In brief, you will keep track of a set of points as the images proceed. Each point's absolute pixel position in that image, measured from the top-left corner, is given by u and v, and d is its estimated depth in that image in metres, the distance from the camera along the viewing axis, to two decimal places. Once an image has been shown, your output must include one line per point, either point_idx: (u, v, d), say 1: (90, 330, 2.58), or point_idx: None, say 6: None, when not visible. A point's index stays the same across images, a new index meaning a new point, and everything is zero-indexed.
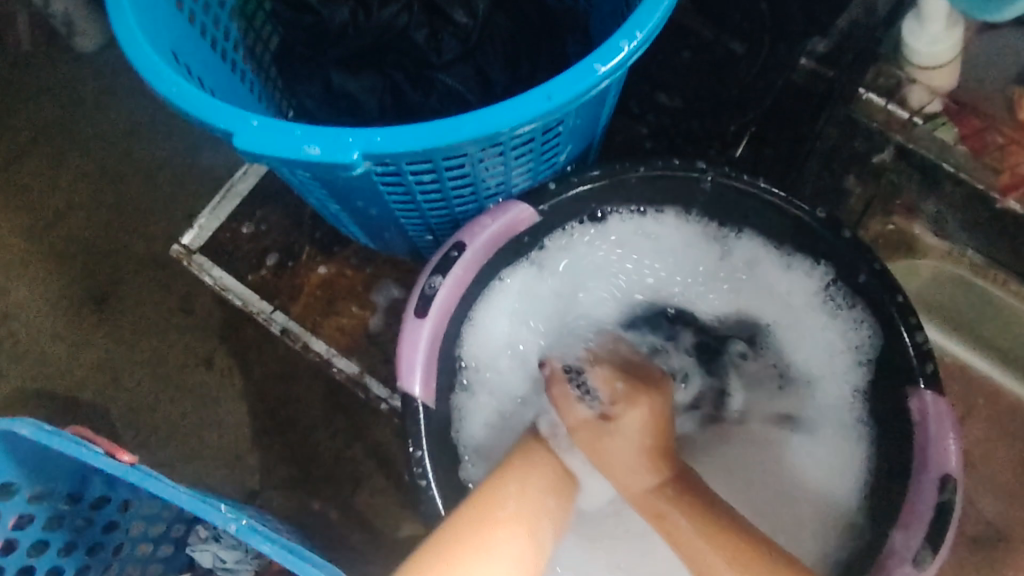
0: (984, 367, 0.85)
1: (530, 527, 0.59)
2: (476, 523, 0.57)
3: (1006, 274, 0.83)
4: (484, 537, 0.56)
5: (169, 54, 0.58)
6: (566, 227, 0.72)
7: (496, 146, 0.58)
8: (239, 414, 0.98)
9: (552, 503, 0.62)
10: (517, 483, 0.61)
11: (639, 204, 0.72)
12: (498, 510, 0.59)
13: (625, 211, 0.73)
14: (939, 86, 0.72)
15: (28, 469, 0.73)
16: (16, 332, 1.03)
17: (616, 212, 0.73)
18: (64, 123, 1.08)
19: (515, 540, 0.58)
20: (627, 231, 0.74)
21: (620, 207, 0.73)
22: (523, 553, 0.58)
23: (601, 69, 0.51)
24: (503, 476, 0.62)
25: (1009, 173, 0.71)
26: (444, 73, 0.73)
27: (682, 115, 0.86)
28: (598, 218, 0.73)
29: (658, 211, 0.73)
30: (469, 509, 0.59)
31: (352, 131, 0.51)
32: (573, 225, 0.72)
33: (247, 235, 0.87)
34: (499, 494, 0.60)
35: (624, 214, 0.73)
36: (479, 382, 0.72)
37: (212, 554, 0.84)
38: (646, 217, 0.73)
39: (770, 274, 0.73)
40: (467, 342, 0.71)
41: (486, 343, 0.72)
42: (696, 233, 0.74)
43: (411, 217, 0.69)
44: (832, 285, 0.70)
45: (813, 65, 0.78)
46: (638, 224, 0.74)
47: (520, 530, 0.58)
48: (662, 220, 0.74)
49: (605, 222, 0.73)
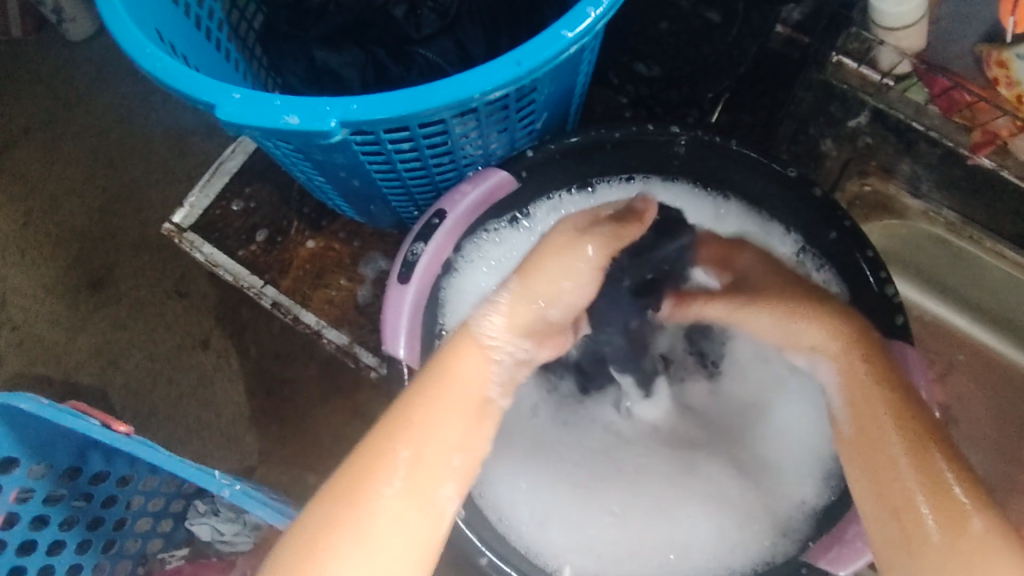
0: (962, 325, 0.88)
1: (419, 494, 0.51)
2: (356, 497, 0.49)
3: (980, 231, 0.83)
4: (358, 518, 0.48)
5: (153, 32, 0.59)
6: (554, 195, 0.73)
7: (470, 113, 0.59)
8: (236, 392, 1.00)
9: (457, 458, 0.53)
10: (410, 441, 0.52)
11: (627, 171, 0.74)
12: (385, 478, 0.50)
13: (615, 179, 0.74)
14: (907, 47, 0.72)
15: (28, 446, 0.75)
16: (14, 318, 1.04)
17: (605, 180, 0.74)
18: (56, 111, 1.09)
19: (406, 510, 0.50)
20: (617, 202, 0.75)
21: (608, 177, 0.74)
22: (413, 530, 0.50)
23: (568, 35, 0.53)
24: (382, 458, 0.51)
25: (980, 131, 0.72)
26: (423, 48, 0.75)
27: (661, 84, 0.87)
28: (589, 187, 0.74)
29: (646, 177, 0.74)
30: (351, 475, 0.50)
31: (329, 100, 0.53)
32: (563, 193, 0.73)
33: (237, 212, 0.88)
34: (385, 453, 0.51)
35: (613, 181, 0.74)
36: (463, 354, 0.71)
37: (211, 527, 0.88)
38: (635, 184, 0.74)
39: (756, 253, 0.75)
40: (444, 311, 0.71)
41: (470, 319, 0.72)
42: (686, 202, 0.75)
43: (393, 188, 0.70)
44: (805, 250, 0.72)
45: (788, 32, 0.84)
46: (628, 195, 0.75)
47: (411, 500, 0.50)
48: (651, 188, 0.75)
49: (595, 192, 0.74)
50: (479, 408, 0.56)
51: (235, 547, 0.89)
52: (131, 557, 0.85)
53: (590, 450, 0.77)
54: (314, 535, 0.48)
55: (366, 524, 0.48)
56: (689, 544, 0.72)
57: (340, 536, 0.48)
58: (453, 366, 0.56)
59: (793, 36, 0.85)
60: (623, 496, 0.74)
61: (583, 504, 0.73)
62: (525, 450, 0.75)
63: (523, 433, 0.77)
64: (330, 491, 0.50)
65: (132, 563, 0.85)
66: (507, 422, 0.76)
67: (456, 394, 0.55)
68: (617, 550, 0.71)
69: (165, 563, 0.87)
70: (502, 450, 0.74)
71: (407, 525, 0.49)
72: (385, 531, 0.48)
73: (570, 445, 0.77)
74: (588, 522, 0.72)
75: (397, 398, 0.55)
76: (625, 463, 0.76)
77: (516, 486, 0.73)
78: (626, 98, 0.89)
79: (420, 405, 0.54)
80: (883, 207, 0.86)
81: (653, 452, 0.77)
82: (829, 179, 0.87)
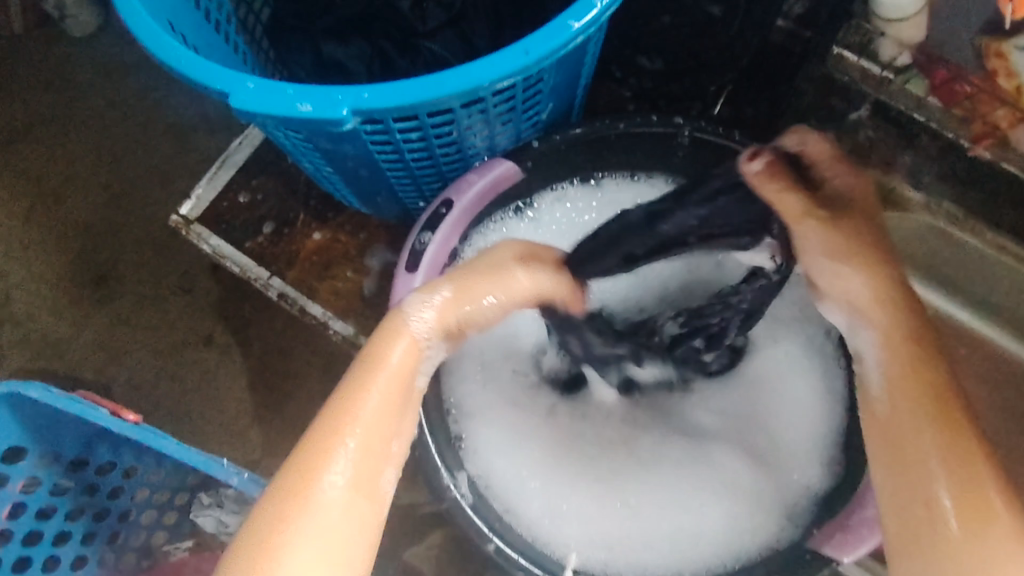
0: (963, 316, 0.90)
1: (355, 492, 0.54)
2: (301, 490, 0.53)
3: (983, 225, 0.84)
4: (299, 522, 0.52)
5: (166, 23, 0.60)
6: (558, 186, 0.76)
7: (478, 103, 0.60)
8: (239, 387, 1.00)
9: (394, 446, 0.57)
10: (348, 437, 0.54)
11: (631, 169, 0.76)
12: (328, 474, 0.53)
13: (619, 176, 0.77)
14: (908, 39, 0.74)
15: (34, 435, 0.75)
16: (16, 315, 1.05)
17: (610, 177, 0.77)
18: (59, 108, 1.09)
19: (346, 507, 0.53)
20: (624, 197, 0.77)
21: (613, 174, 0.77)
22: (357, 514, 0.54)
23: (576, 25, 0.53)
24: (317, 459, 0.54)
25: (980, 123, 0.74)
26: (430, 41, 0.76)
27: (663, 77, 0.89)
28: (590, 181, 0.76)
29: (649, 176, 0.76)
30: (294, 477, 0.53)
31: (341, 89, 0.53)
32: (566, 185, 0.76)
33: (243, 204, 0.89)
34: (324, 454, 0.54)
35: (618, 179, 0.77)
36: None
37: (216, 518, 0.84)
38: (640, 182, 0.77)
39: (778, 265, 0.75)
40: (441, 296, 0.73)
41: None
42: None
43: (401, 178, 0.71)
44: None
45: (790, 25, 0.83)
46: (634, 192, 0.77)
47: (349, 493, 0.53)
48: (655, 185, 0.77)
49: (600, 187, 0.77)
50: (403, 396, 0.57)
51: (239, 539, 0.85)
52: (136, 549, 0.85)
53: (604, 441, 0.76)
54: (261, 537, 0.52)
55: (313, 515, 0.52)
56: (705, 535, 0.72)
57: (290, 535, 0.51)
58: (385, 358, 0.57)
59: (795, 29, 0.83)
60: (640, 488, 0.74)
61: (597, 498, 0.74)
62: (539, 443, 0.75)
63: (534, 429, 0.76)
64: (277, 491, 0.53)
65: (137, 556, 0.85)
66: (517, 417, 0.76)
67: (383, 387, 0.56)
68: (633, 541, 0.72)
69: (171, 555, 0.86)
70: (515, 446, 0.75)
71: (351, 510, 0.53)
72: (333, 518, 0.53)
73: (585, 438, 0.76)
74: (605, 514, 0.73)
75: (326, 404, 0.56)
76: (643, 454, 0.75)
77: (530, 478, 0.74)
78: (628, 91, 0.92)
79: (354, 400, 0.55)
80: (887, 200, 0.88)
81: (672, 441, 0.76)
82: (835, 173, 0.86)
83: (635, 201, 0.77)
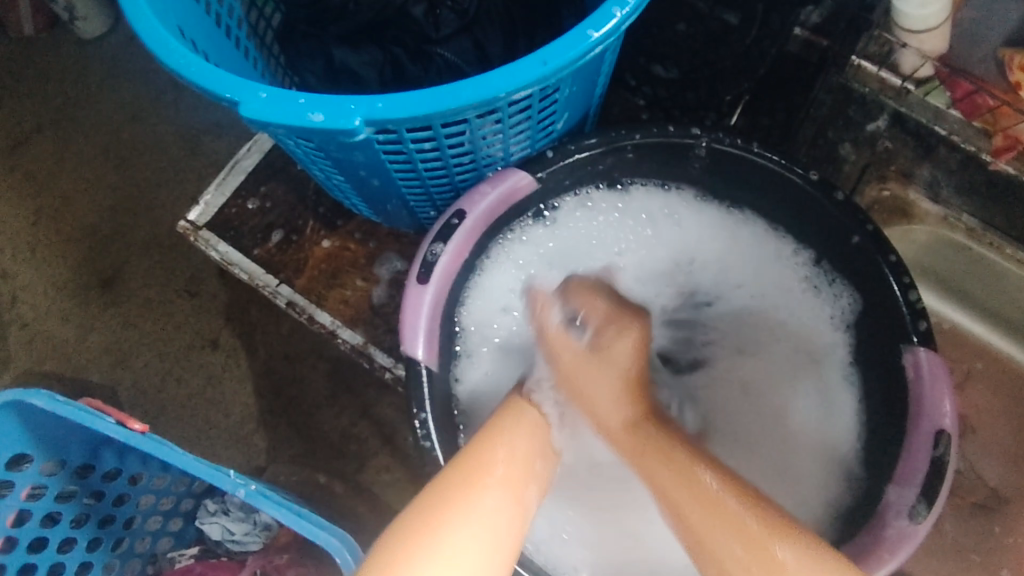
0: (982, 332, 0.88)
1: (518, 493, 0.56)
2: (469, 485, 0.55)
3: (1002, 238, 0.83)
4: (468, 501, 0.54)
5: (176, 29, 0.59)
6: (581, 192, 0.76)
7: (493, 113, 0.59)
8: (245, 394, 0.99)
9: (538, 470, 0.60)
10: (503, 445, 0.59)
11: (660, 179, 0.77)
12: (490, 480, 0.56)
13: (650, 183, 0.77)
14: (930, 49, 0.72)
15: (38, 441, 0.74)
16: (23, 317, 1.04)
17: (640, 184, 0.77)
18: (67, 109, 1.09)
19: (502, 507, 0.55)
20: (653, 206, 0.78)
21: (643, 181, 0.77)
22: (513, 520, 0.55)
23: (594, 35, 0.52)
24: (492, 443, 0.59)
25: (1001, 137, 0.73)
26: (442, 48, 0.75)
27: (679, 86, 0.87)
28: (617, 187, 0.77)
29: (678, 186, 0.77)
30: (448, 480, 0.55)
31: (354, 99, 0.52)
32: (590, 190, 0.76)
33: (252, 211, 0.88)
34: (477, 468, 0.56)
35: (648, 187, 0.77)
36: (475, 350, 0.76)
37: (221, 526, 0.85)
38: (669, 192, 0.78)
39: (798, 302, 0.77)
40: (465, 305, 0.75)
41: (482, 300, 0.76)
42: (713, 214, 0.78)
43: (413, 188, 0.70)
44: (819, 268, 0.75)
45: (807, 36, 0.82)
46: (661, 201, 0.78)
47: (504, 491, 0.56)
48: (682, 197, 0.78)
49: (627, 193, 0.77)
50: (546, 433, 0.63)
51: (245, 547, 0.85)
52: (141, 556, 0.84)
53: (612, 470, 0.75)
54: (425, 515, 0.53)
55: (475, 502, 0.54)
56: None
57: (446, 519, 0.52)
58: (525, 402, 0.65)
59: (811, 39, 0.82)
60: (644, 521, 0.74)
61: (604, 530, 0.74)
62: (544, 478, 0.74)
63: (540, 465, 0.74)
64: (442, 480, 0.56)
65: (141, 563, 0.83)
66: None
67: (533, 417, 0.63)
68: (641, 570, 0.73)
69: (175, 562, 0.85)
70: None
71: (502, 520, 0.54)
72: (491, 519, 0.53)
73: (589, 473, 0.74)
74: (608, 544, 0.73)
75: (481, 429, 0.62)
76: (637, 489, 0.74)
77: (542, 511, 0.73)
78: (642, 101, 0.89)
79: (506, 423, 0.61)
80: (902, 212, 0.86)
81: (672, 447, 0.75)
82: (849, 184, 0.87)
83: (662, 210, 0.78)
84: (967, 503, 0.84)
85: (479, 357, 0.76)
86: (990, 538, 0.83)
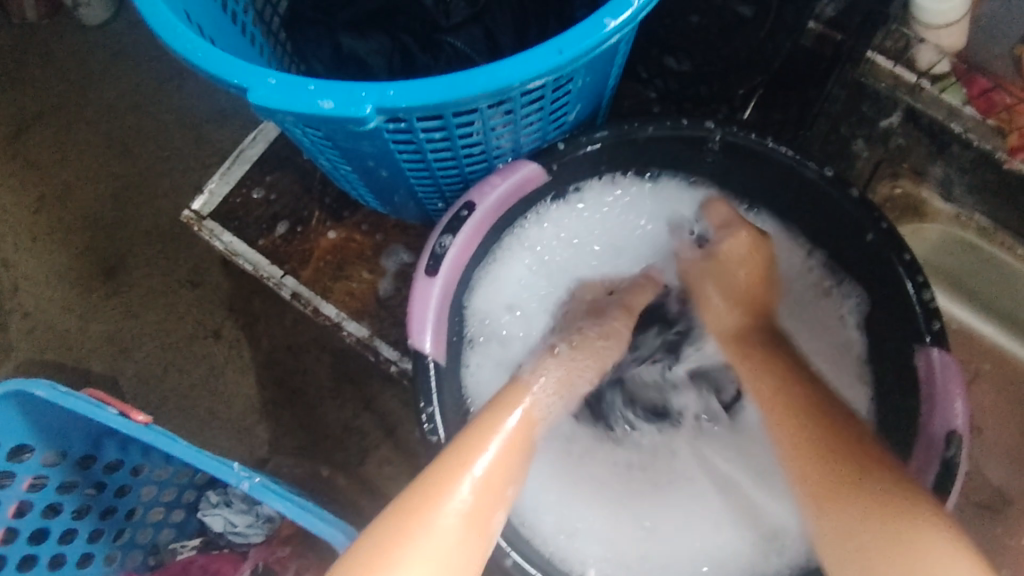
0: (990, 332, 0.87)
1: (479, 519, 0.56)
2: (427, 513, 0.54)
3: (1012, 239, 0.84)
4: (425, 529, 0.53)
5: (181, 13, 0.58)
6: (606, 178, 0.76)
7: (504, 103, 0.58)
8: (247, 385, 0.98)
9: (508, 491, 0.59)
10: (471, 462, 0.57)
11: (688, 174, 0.77)
12: (444, 508, 0.54)
13: (678, 176, 0.78)
14: (948, 45, 0.74)
15: (41, 432, 0.73)
16: (25, 305, 1.03)
17: (666, 174, 0.78)
18: (70, 95, 1.08)
19: (461, 537, 0.54)
20: (678, 199, 0.79)
21: (672, 174, 0.78)
22: (469, 551, 0.54)
23: (610, 24, 0.51)
24: (462, 458, 0.57)
25: (1017, 135, 0.73)
26: (452, 37, 0.74)
27: (690, 80, 0.85)
28: (645, 178, 0.78)
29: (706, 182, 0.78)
30: (417, 499, 0.55)
31: (365, 86, 0.51)
32: (617, 177, 0.76)
33: (257, 200, 0.87)
34: (443, 490, 0.55)
35: (675, 179, 0.78)
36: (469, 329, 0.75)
37: (223, 518, 0.84)
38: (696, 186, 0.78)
39: (813, 302, 0.77)
40: (477, 288, 0.75)
41: (496, 284, 0.76)
42: (738, 212, 0.78)
43: (421, 179, 0.69)
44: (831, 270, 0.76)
45: (822, 29, 0.81)
46: (687, 194, 0.78)
47: (464, 519, 0.55)
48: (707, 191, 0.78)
49: (654, 183, 0.78)
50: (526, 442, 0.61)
51: (247, 539, 0.84)
52: (142, 547, 0.82)
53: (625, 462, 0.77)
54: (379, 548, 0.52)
55: (432, 537, 0.53)
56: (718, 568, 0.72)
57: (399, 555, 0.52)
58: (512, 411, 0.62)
59: (826, 32, 0.81)
60: (657, 510, 0.74)
61: (615, 518, 0.73)
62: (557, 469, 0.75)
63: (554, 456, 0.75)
64: (402, 503, 0.55)
65: (143, 554, 0.82)
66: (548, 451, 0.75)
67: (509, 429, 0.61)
68: (653, 565, 0.72)
69: (177, 554, 0.84)
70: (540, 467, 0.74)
71: (459, 553, 0.54)
72: (446, 552, 0.53)
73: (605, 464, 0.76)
74: (622, 535, 0.73)
75: (454, 437, 0.60)
76: (661, 477, 0.76)
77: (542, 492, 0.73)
78: (654, 93, 0.87)
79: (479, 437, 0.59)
80: (914, 210, 0.86)
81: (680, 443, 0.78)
82: (862, 180, 0.87)
83: (691, 204, 0.79)
84: (972, 504, 0.84)
85: (490, 340, 0.76)
86: (996, 540, 0.83)
